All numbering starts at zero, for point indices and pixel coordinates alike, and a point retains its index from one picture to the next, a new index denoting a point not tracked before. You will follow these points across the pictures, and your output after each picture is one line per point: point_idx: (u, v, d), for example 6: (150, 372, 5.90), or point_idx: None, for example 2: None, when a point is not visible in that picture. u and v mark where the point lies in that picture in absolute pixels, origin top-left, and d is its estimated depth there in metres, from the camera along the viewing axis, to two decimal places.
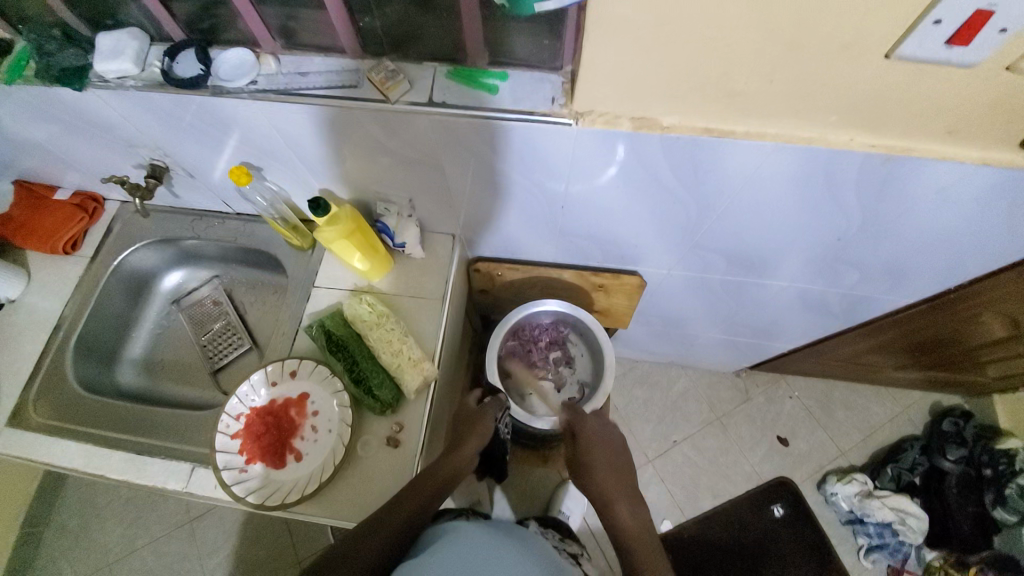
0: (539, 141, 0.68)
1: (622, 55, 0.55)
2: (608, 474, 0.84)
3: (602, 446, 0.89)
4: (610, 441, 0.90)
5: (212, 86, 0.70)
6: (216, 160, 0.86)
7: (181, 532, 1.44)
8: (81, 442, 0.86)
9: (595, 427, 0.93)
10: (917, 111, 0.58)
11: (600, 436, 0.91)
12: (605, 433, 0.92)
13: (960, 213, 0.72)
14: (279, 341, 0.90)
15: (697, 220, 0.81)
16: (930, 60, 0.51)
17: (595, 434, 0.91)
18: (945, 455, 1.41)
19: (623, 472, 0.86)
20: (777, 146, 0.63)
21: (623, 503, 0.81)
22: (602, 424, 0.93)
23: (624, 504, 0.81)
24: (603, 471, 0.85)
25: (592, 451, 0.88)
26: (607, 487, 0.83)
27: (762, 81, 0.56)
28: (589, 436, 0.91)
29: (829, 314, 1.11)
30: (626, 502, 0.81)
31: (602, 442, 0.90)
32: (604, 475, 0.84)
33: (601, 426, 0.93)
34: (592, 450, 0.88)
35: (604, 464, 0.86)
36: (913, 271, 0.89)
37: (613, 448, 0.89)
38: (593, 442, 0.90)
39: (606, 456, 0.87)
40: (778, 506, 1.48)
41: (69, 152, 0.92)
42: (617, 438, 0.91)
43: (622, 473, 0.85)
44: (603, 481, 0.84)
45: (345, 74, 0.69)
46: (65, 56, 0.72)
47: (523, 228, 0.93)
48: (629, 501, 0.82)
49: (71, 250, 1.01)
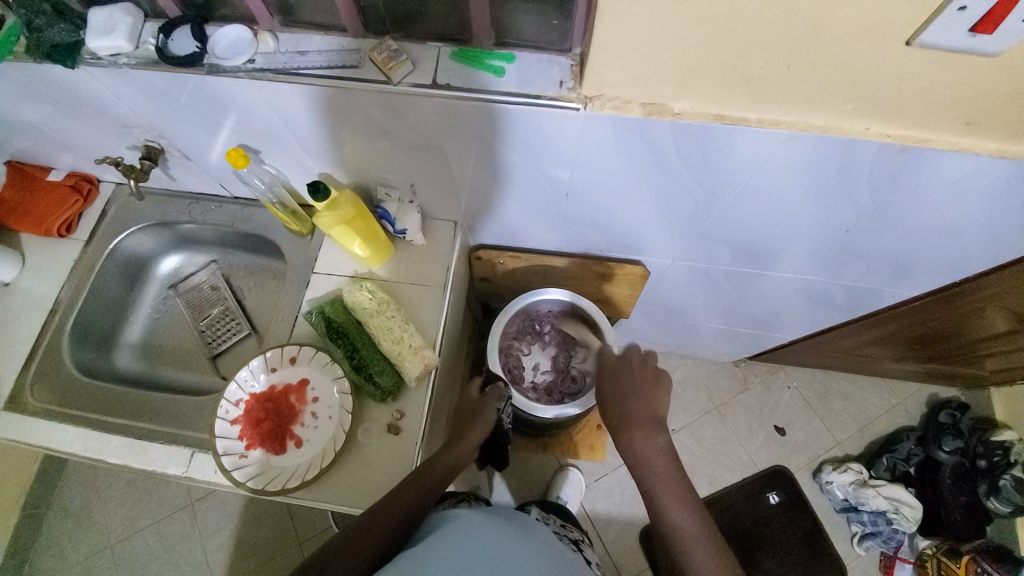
0: (546, 126, 0.66)
1: (634, 37, 0.53)
2: (628, 408, 0.85)
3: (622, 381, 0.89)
4: (634, 370, 0.90)
5: (208, 65, 0.67)
6: (214, 141, 0.84)
7: (181, 515, 1.44)
8: (79, 427, 0.85)
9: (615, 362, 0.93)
10: (937, 100, 0.56)
11: (620, 370, 0.91)
12: (627, 364, 0.91)
13: (971, 206, 0.71)
14: (279, 327, 0.89)
15: (703, 209, 0.80)
16: (953, 48, 0.49)
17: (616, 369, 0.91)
18: (940, 447, 1.42)
19: (645, 401, 0.85)
20: (790, 134, 0.62)
21: (643, 435, 0.81)
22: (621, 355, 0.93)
23: (644, 435, 0.81)
24: (620, 405, 0.86)
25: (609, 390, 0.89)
26: (628, 421, 0.84)
27: (778, 67, 0.55)
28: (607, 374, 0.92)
29: (831, 306, 1.11)
30: (646, 433, 0.82)
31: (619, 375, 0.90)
32: (623, 410, 0.85)
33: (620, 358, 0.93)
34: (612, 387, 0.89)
35: (623, 398, 0.87)
36: (919, 263, 0.88)
37: (635, 380, 0.89)
38: (613, 377, 0.90)
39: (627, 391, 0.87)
40: (773, 494, 1.49)
41: (62, 132, 0.89)
42: (642, 366, 0.90)
43: (645, 400, 0.85)
44: (622, 415, 0.85)
45: (345, 53, 0.66)
46: (55, 32, 0.68)
47: (526, 215, 0.92)
48: (649, 432, 0.82)
49: (66, 233, 0.99)
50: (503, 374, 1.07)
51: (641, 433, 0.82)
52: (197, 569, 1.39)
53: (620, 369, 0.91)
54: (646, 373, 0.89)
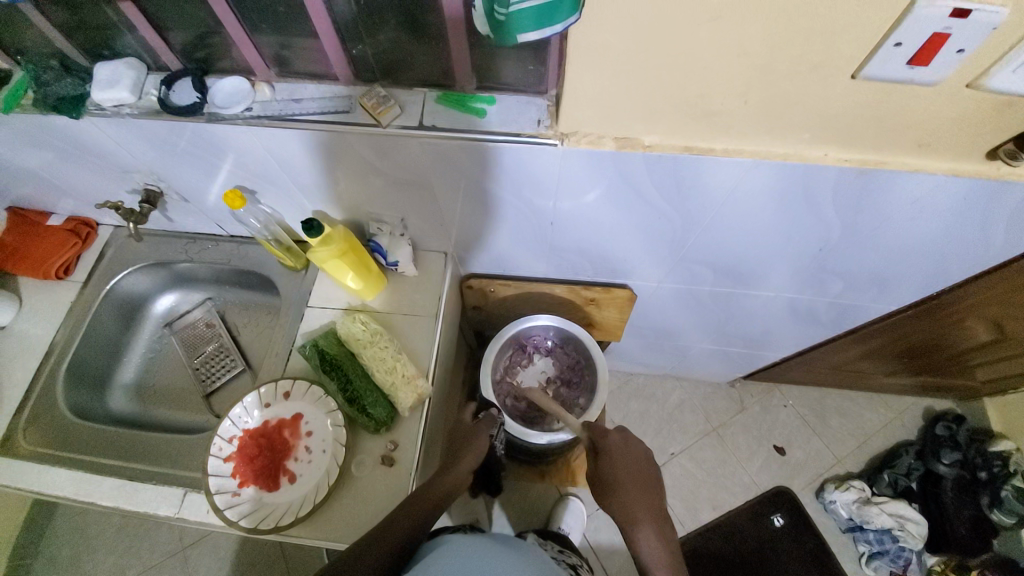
0: (528, 161, 0.70)
1: (604, 78, 0.58)
2: (635, 495, 0.83)
3: (628, 464, 0.86)
4: (634, 456, 0.88)
5: (208, 114, 0.71)
6: (211, 183, 0.87)
7: (174, 561, 1.41)
8: (71, 470, 0.85)
9: (618, 443, 0.89)
10: (888, 127, 0.60)
11: (624, 453, 0.88)
12: (627, 448, 0.89)
13: (938, 222, 0.74)
14: (273, 361, 0.90)
15: (683, 234, 0.83)
16: (895, 78, 0.54)
17: (620, 451, 0.88)
18: (940, 459, 1.42)
19: (646, 487, 0.85)
20: (754, 162, 0.66)
21: (649, 524, 0.81)
22: (624, 437, 0.90)
23: (650, 526, 0.80)
24: (625, 489, 0.84)
25: (617, 470, 0.86)
26: (632, 508, 0.82)
27: (736, 101, 0.59)
28: (613, 452, 0.88)
29: (818, 323, 1.13)
30: (652, 522, 0.81)
31: (627, 457, 0.87)
32: (631, 494, 0.83)
33: (623, 442, 0.90)
34: (617, 471, 0.85)
35: (629, 481, 0.84)
36: (897, 278, 0.91)
37: (638, 468, 0.86)
38: (616, 461, 0.87)
39: (633, 476, 0.85)
40: (777, 516, 1.48)
41: (63, 179, 0.93)
42: (643, 455, 0.89)
43: (645, 489, 0.84)
44: (631, 504, 0.82)
45: (337, 99, 0.71)
46: (62, 85, 0.73)
47: (515, 245, 0.95)
48: (654, 522, 0.81)
49: (63, 275, 1.01)
50: (497, 400, 1.08)
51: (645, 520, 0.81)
52: None
53: (624, 450, 0.88)
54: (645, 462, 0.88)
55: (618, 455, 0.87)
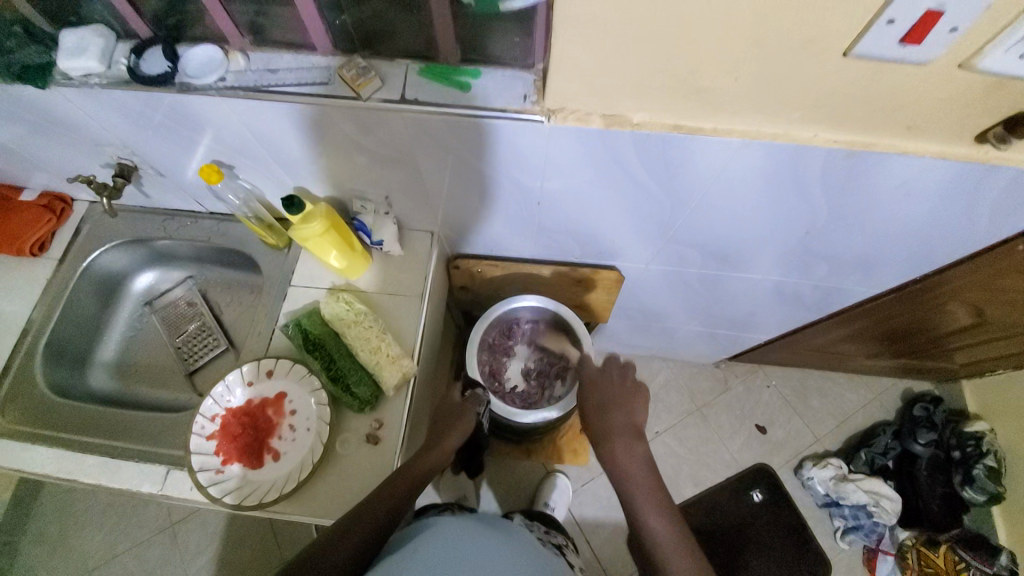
0: (513, 137, 0.68)
1: (592, 51, 0.56)
2: (611, 414, 0.84)
3: (603, 388, 0.88)
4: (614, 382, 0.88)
5: (179, 84, 0.68)
6: (187, 157, 0.84)
7: (162, 537, 1.42)
8: (52, 449, 0.84)
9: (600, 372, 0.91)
10: (880, 106, 0.59)
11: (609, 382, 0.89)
12: (608, 375, 0.89)
13: (923, 205, 0.74)
14: (256, 341, 0.89)
15: (671, 215, 0.83)
16: (887, 57, 0.52)
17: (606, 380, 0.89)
18: (915, 439, 1.46)
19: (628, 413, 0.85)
20: (743, 142, 0.64)
21: (626, 443, 0.81)
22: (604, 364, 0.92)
23: (630, 445, 0.81)
24: (603, 414, 0.85)
25: (594, 395, 0.87)
26: (610, 427, 0.83)
27: (728, 78, 0.57)
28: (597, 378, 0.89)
29: (802, 305, 1.14)
30: (628, 441, 0.82)
31: (606, 384, 0.88)
32: (607, 416, 0.84)
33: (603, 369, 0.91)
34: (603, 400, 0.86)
35: (605, 405, 0.86)
36: (882, 262, 0.91)
37: (619, 392, 0.87)
38: (596, 386, 0.88)
39: (611, 400, 0.86)
40: (757, 492, 1.52)
41: (31, 152, 0.89)
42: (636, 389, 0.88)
43: (624, 413, 0.84)
44: (607, 424, 0.83)
45: (316, 70, 0.68)
46: (29, 53, 0.69)
47: (501, 224, 0.93)
48: (631, 441, 0.82)
49: (38, 252, 0.98)
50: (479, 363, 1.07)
51: (615, 411, 0.85)
52: None
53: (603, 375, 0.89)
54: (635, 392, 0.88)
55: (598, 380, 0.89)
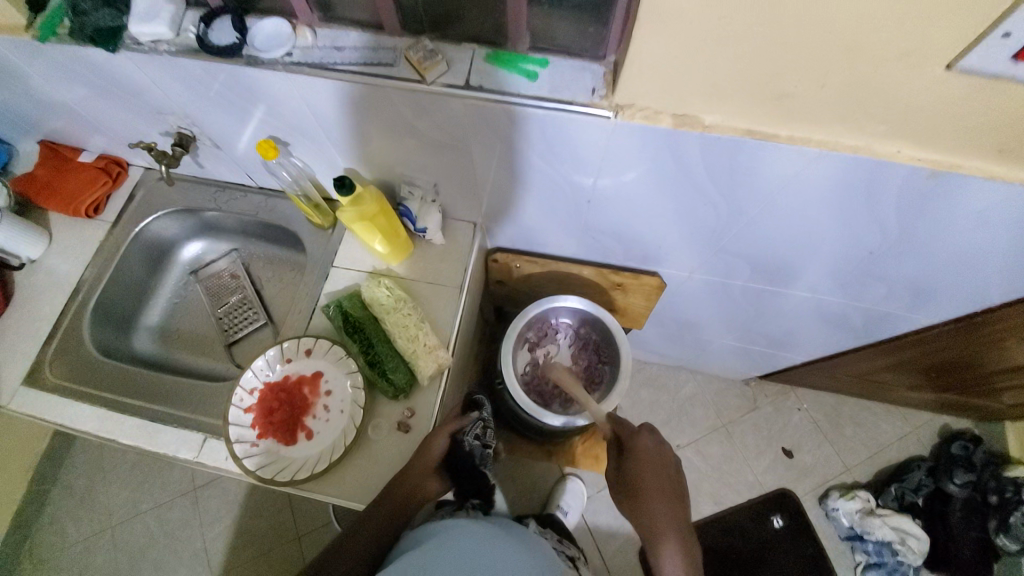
0: (575, 132, 0.67)
1: (671, 48, 0.54)
2: (658, 504, 0.79)
3: (654, 471, 0.81)
4: (662, 465, 0.83)
5: (247, 57, 0.69)
6: (244, 131, 0.85)
7: (184, 500, 1.46)
8: (95, 406, 0.86)
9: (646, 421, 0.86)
10: (974, 125, 0.56)
11: (654, 460, 0.83)
12: (660, 455, 0.84)
13: (1000, 235, 0.70)
14: (295, 318, 0.90)
15: (726, 224, 0.80)
16: (993, 74, 0.49)
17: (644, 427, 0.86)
18: (951, 479, 1.39)
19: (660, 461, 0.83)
20: (819, 153, 0.61)
21: (674, 541, 0.77)
22: (657, 442, 0.85)
23: (675, 545, 0.77)
24: (652, 503, 0.79)
25: (640, 476, 0.81)
26: (655, 520, 0.78)
27: (813, 84, 0.54)
28: (642, 459, 0.83)
29: (849, 330, 1.10)
30: (675, 540, 0.77)
31: (656, 466, 0.82)
32: (655, 505, 0.79)
33: (655, 446, 0.84)
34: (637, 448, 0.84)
35: (654, 491, 0.80)
36: (942, 291, 0.87)
37: (666, 478, 0.81)
38: (644, 466, 0.82)
39: (660, 485, 0.80)
40: (779, 517, 1.47)
41: (95, 115, 0.92)
42: (673, 466, 0.84)
43: (671, 507, 0.79)
44: (655, 514, 0.78)
45: (381, 51, 0.68)
46: (100, 16, 0.71)
47: (546, 220, 0.92)
48: (680, 536, 0.78)
49: (93, 214, 1.01)
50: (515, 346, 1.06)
51: (661, 500, 0.79)
52: (196, 556, 1.39)
53: (655, 454, 0.83)
54: (665, 442, 0.85)
55: (645, 460, 0.83)
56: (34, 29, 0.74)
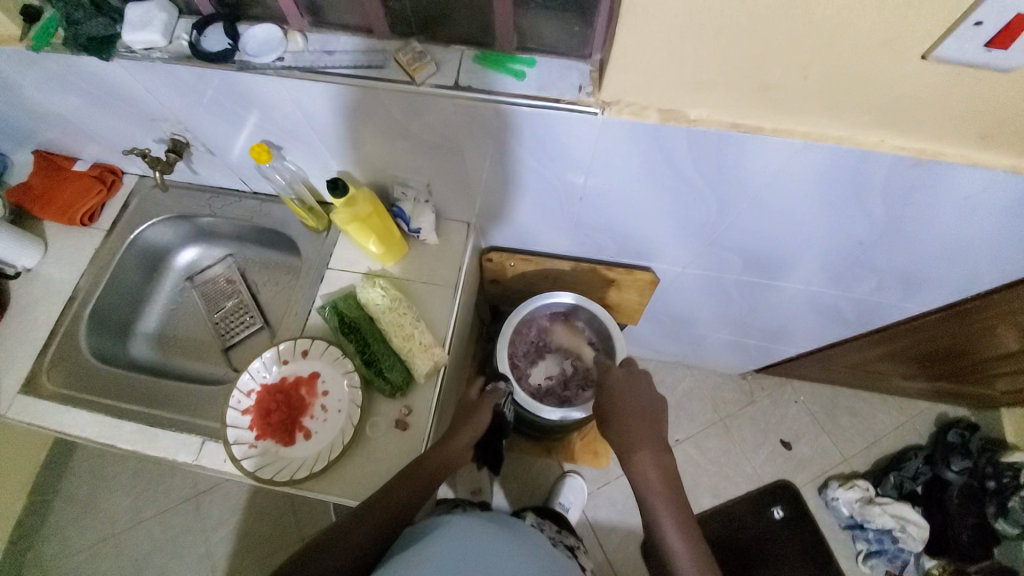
0: (563, 129, 0.67)
1: (654, 44, 0.55)
2: (634, 422, 0.84)
3: (628, 395, 0.88)
4: (639, 395, 0.88)
5: (239, 62, 0.70)
6: (236, 135, 0.85)
7: (185, 506, 1.46)
8: (93, 413, 0.87)
9: (621, 377, 0.91)
10: (953, 113, 0.57)
11: (629, 389, 0.89)
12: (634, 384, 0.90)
13: (983, 221, 0.71)
14: (292, 320, 0.90)
15: (717, 217, 0.81)
16: (969, 62, 0.50)
17: (624, 387, 0.89)
18: (949, 466, 1.40)
19: (651, 423, 0.85)
20: (804, 144, 0.62)
21: (649, 453, 0.81)
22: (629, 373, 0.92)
23: (650, 452, 0.81)
24: (628, 424, 0.84)
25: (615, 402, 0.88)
26: (630, 437, 0.83)
27: (795, 76, 0.56)
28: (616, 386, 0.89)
29: (842, 321, 1.11)
30: (651, 449, 0.81)
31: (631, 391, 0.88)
32: (630, 425, 0.84)
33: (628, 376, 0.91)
34: (624, 412, 0.86)
35: (631, 412, 0.86)
36: (931, 280, 0.88)
37: (641, 402, 0.87)
38: (621, 395, 0.88)
39: (633, 406, 0.87)
40: (779, 509, 1.48)
41: (88, 123, 0.92)
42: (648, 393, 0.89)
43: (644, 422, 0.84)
44: (628, 432, 0.84)
45: (370, 53, 0.68)
46: (93, 25, 0.71)
47: (539, 218, 0.93)
48: (655, 452, 0.81)
49: (88, 222, 1.01)
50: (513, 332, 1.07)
51: (634, 420, 0.84)
52: (199, 561, 1.40)
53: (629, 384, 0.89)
54: (650, 399, 0.88)
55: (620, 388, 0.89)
56: (27, 39, 0.75)
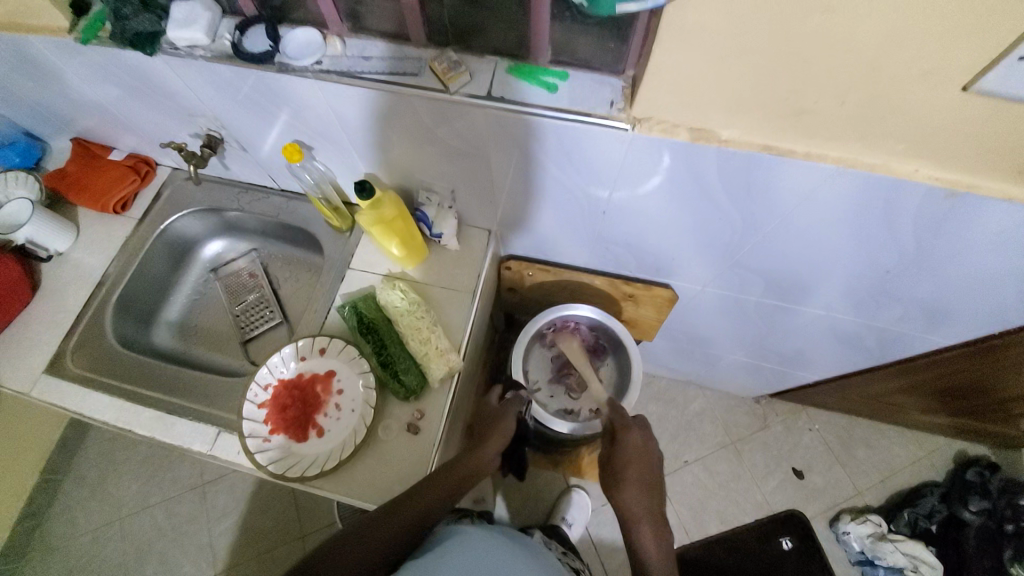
0: (591, 143, 0.68)
1: (688, 63, 0.55)
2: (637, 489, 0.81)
3: (637, 462, 0.84)
4: (646, 456, 0.85)
5: (278, 64, 0.72)
6: (270, 134, 0.88)
7: (192, 495, 1.47)
8: (114, 397, 0.89)
9: (635, 443, 0.86)
10: (992, 146, 0.56)
11: (637, 452, 0.85)
12: (643, 451, 0.86)
13: (1017, 257, 0.69)
14: (311, 317, 0.91)
15: (740, 237, 0.80)
16: (1012, 95, 0.49)
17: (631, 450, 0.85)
18: (966, 506, 1.36)
19: (652, 494, 0.82)
20: (836, 170, 0.62)
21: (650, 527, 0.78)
22: (642, 437, 0.87)
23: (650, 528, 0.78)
24: (631, 489, 0.81)
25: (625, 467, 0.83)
26: (632, 507, 0.79)
27: (830, 101, 0.55)
28: (625, 452, 0.85)
29: (862, 350, 1.09)
30: (652, 525, 0.78)
31: (638, 458, 0.84)
32: (633, 494, 0.80)
33: (641, 442, 0.87)
34: (629, 478, 0.82)
35: (638, 480, 0.82)
36: (959, 313, 0.86)
37: (648, 469, 0.83)
38: (628, 459, 0.84)
39: (642, 475, 0.83)
40: (787, 539, 1.44)
41: (128, 115, 0.95)
42: (654, 456, 0.86)
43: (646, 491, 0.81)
44: (631, 502, 0.80)
45: (406, 61, 0.70)
46: (140, 21, 0.73)
47: (561, 229, 0.93)
48: (655, 526, 0.78)
49: (120, 210, 1.04)
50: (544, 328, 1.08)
51: (637, 489, 0.81)
52: (201, 551, 1.41)
53: (639, 449, 0.85)
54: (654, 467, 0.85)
55: (627, 455, 0.85)
56: (75, 31, 0.78)
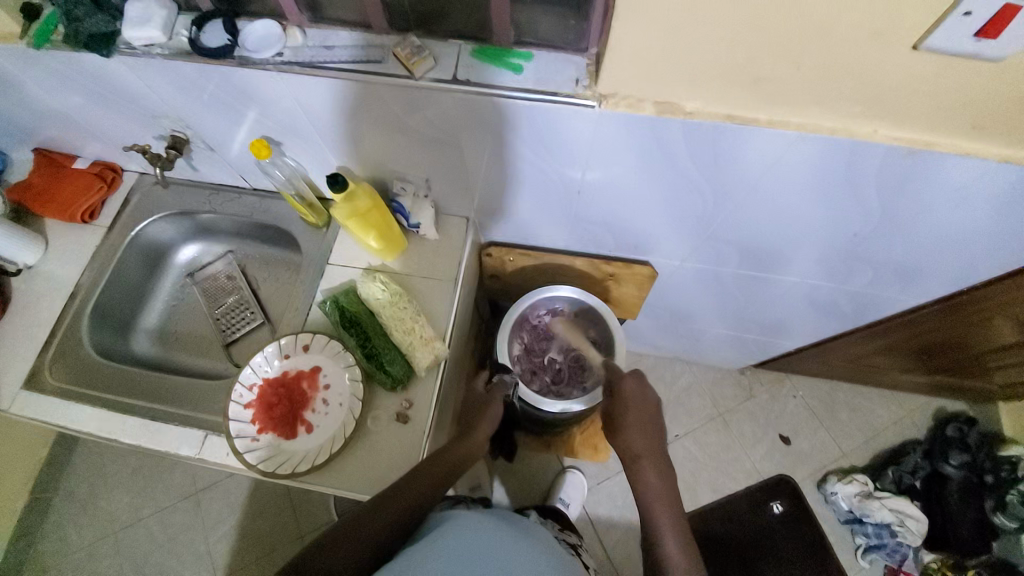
0: (560, 123, 0.68)
1: (648, 37, 0.55)
2: (637, 430, 0.85)
3: (635, 405, 0.87)
4: (643, 403, 0.87)
5: (239, 58, 0.70)
6: (236, 131, 0.86)
7: (186, 503, 1.46)
8: (96, 408, 0.87)
9: (632, 385, 0.89)
10: (945, 103, 0.57)
11: (635, 398, 0.88)
12: (641, 392, 0.89)
13: (977, 212, 0.71)
14: (293, 315, 0.91)
15: (713, 209, 0.81)
16: (959, 51, 0.51)
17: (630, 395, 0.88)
18: (947, 460, 1.41)
19: (653, 432, 0.85)
20: (799, 136, 0.63)
21: (652, 463, 0.82)
22: (639, 381, 0.90)
23: (652, 464, 0.82)
24: (633, 433, 0.85)
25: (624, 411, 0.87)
26: (633, 445, 0.84)
27: (788, 67, 0.56)
28: (625, 396, 0.88)
29: (839, 315, 1.12)
30: (654, 462, 0.82)
31: (637, 402, 0.87)
32: (634, 436, 0.84)
33: (639, 387, 0.89)
34: (628, 419, 0.86)
35: (636, 423, 0.85)
36: (927, 271, 0.88)
37: (645, 411, 0.87)
38: (627, 404, 0.87)
39: (639, 417, 0.86)
40: (777, 503, 1.49)
41: (88, 121, 0.93)
42: (653, 402, 0.88)
43: (646, 432, 0.85)
44: (634, 444, 0.84)
45: (369, 48, 0.69)
46: (94, 22, 0.71)
47: (538, 212, 0.93)
48: (656, 462, 0.82)
49: (88, 219, 1.02)
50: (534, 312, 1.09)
51: (638, 430, 0.85)
52: (201, 558, 1.40)
53: (638, 393, 0.88)
54: (653, 409, 0.88)
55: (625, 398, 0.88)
56: (27, 36, 0.75)
